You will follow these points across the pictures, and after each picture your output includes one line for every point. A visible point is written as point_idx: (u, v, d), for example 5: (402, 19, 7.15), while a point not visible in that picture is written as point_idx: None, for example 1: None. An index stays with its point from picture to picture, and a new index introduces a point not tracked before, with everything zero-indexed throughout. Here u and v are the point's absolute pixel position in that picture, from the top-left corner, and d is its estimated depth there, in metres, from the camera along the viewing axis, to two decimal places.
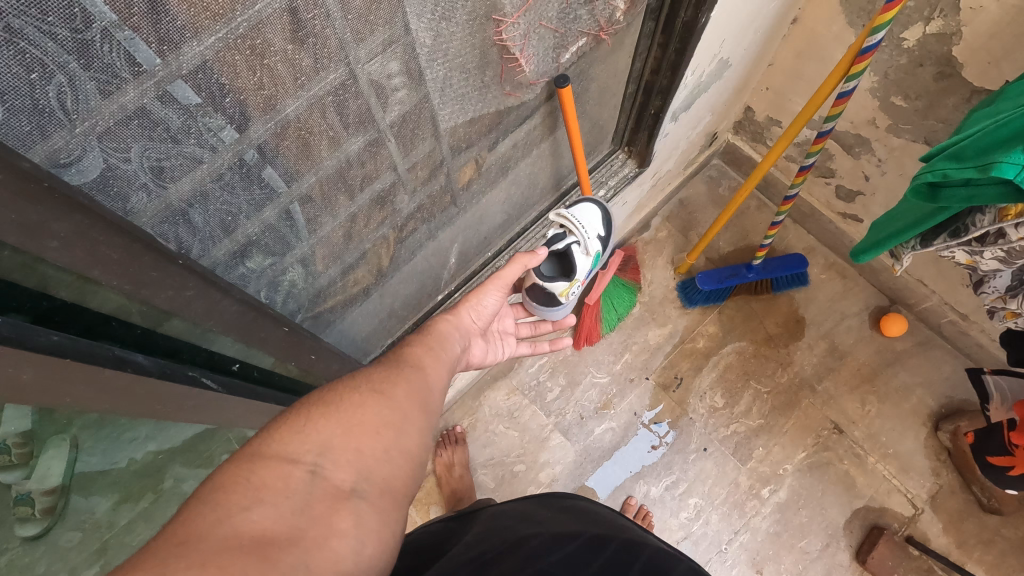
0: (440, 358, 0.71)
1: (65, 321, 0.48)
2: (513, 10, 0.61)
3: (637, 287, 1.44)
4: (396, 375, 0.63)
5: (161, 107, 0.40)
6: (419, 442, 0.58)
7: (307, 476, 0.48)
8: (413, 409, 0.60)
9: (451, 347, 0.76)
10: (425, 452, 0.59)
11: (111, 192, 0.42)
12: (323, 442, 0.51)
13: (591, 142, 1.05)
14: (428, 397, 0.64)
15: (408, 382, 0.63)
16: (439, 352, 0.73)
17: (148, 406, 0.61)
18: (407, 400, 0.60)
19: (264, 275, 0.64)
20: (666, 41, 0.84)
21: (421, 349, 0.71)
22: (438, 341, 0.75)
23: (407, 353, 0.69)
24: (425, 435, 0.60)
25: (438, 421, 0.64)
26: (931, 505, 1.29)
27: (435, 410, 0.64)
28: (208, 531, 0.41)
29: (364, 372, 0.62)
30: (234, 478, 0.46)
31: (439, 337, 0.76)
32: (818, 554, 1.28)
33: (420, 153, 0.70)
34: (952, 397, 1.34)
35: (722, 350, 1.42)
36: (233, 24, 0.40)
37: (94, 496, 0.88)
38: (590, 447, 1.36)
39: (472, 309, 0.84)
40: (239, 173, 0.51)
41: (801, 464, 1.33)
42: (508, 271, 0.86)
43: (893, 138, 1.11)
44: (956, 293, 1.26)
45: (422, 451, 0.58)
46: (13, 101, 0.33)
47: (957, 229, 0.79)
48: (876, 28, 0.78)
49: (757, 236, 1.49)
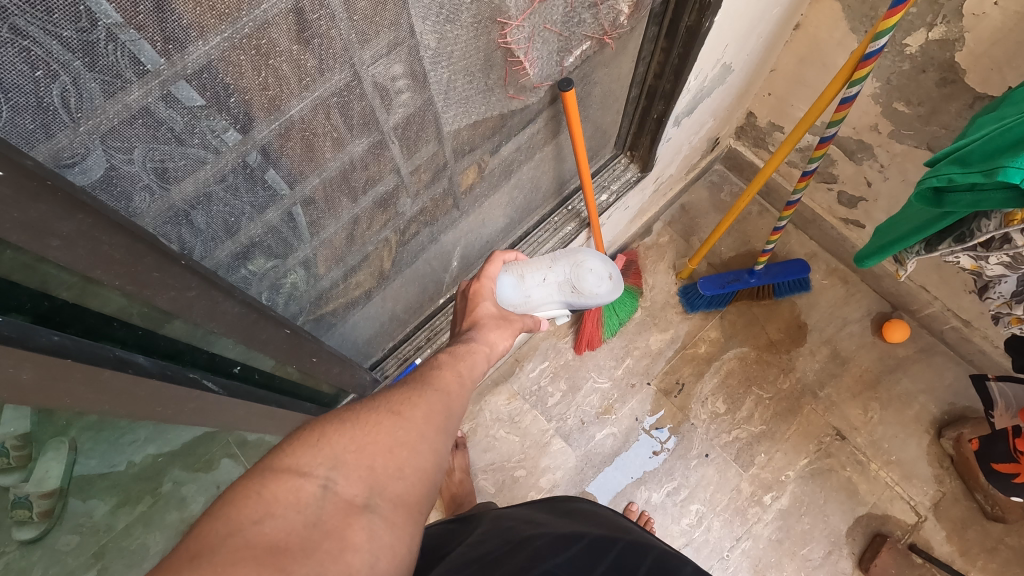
0: (464, 380, 0.68)
1: (65, 321, 0.47)
2: (519, 13, 0.61)
3: (638, 292, 1.41)
4: (415, 395, 0.60)
5: (164, 107, 0.40)
6: (436, 464, 0.56)
7: (319, 490, 0.47)
8: (431, 430, 0.57)
9: (476, 366, 0.73)
10: (443, 474, 0.56)
11: (114, 191, 0.42)
12: (335, 456, 0.50)
13: (593, 147, 1.05)
14: (448, 418, 0.61)
15: (427, 403, 0.60)
16: (464, 372, 0.69)
17: (148, 409, 0.60)
18: (424, 422, 0.57)
19: (265, 277, 0.64)
20: (669, 46, 0.85)
21: (449, 372, 0.67)
22: (466, 363, 0.71)
23: (430, 374, 0.66)
24: (443, 455, 0.57)
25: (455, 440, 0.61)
26: (934, 513, 1.28)
27: (453, 432, 0.61)
28: (219, 544, 0.41)
29: (381, 394, 0.60)
30: (246, 492, 0.45)
31: (464, 353, 0.73)
32: (820, 562, 1.27)
33: (423, 156, 0.70)
34: (954, 404, 1.34)
35: (723, 355, 1.42)
36: (238, 24, 0.39)
37: (92, 500, 0.87)
38: (591, 453, 1.36)
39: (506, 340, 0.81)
40: (243, 175, 0.51)
41: (802, 471, 1.33)
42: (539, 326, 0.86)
43: (896, 145, 1.11)
44: (959, 300, 1.26)
45: (438, 473, 0.56)
46: (16, 98, 0.33)
47: (963, 234, 0.79)
48: (879, 35, 0.78)
49: (760, 241, 1.49)
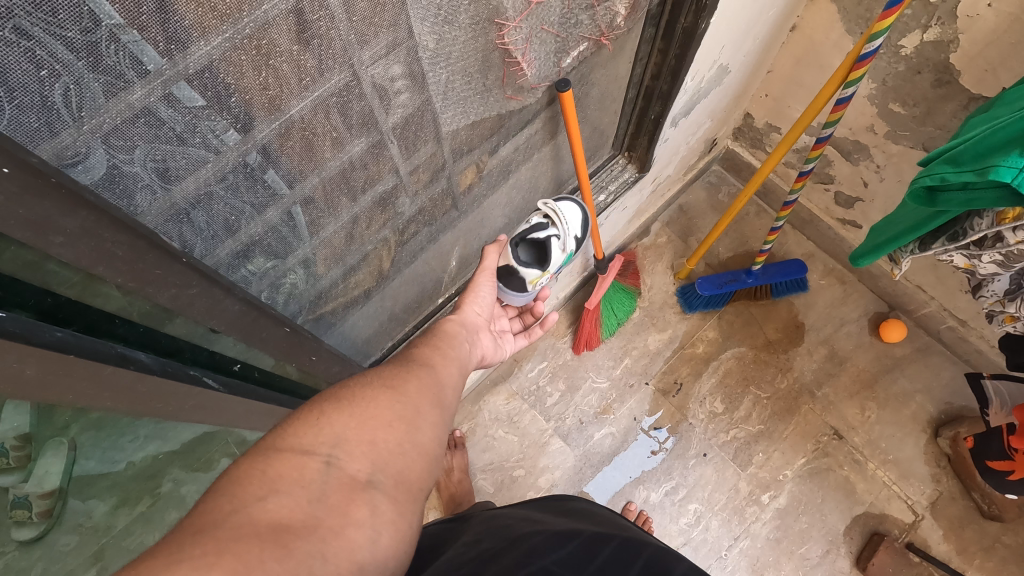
0: (450, 357, 0.71)
1: (69, 318, 0.48)
2: (515, 14, 0.62)
3: (637, 292, 1.43)
4: (406, 373, 0.62)
5: (166, 107, 0.41)
6: (433, 437, 0.57)
7: (323, 467, 0.48)
8: (426, 404, 0.59)
9: (461, 348, 0.76)
10: (440, 446, 0.58)
11: (117, 190, 0.43)
12: (337, 434, 0.51)
13: (592, 148, 1.06)
14: (440, 395, 0.63)
15: (419, 380, 0.62)
16: (448, 351, 0.73)
17: (149, 406, 0.61)
18: (419, 396, 0.59)
19: (265, 277, 0.65)
20: (666, 47, 0.85)
21: (430, 350, 0.71)
22: (447, 341, 0.75)
23: (416, 354, 0.69)
24: (439, 430, 0.59)
25: (451, 416, 0.63)
26: (931, 511, 1.29)
27: (448, 406, 0.63)
28: (223, 520, 0.40)
29: (372, 370, 0.61)
30: (250, 471, 0.45)
31: (447, 337, 0.76)
32: (818, 561, 1.27)
33: (421, 157, 0.70)
34: (951, 404, 1.34)
35: (722, 355, 1.42)
36: (239, 24, 0.40)
37: (92, 499, 0.88)
38: (590, 453, 1.36)
39: (472, 304, 0.86)
40: (243, 174, 0.51)
41: (800, 470, 1.33)
42: (489, 261, 0.88)
43: (892, 145, 1.12)
44: (955, 300, 1.26)
45: (435, 446, 0.57)
46: (22, 98, 0.33)
47: (956, 233, 0.80)
48: (873, 36, 0.79)
49: (757, 241, 1.50)
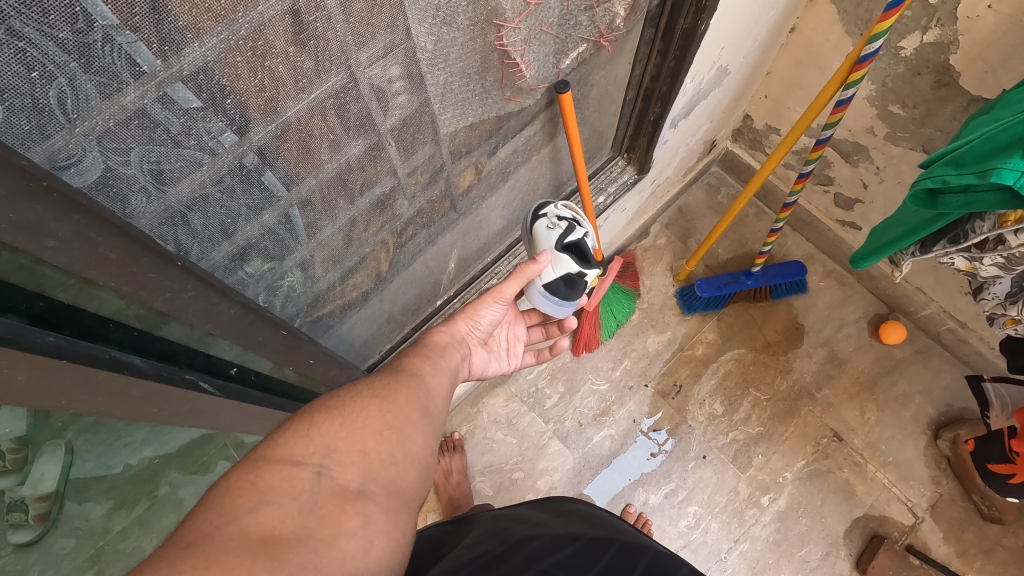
0: (439, 367, 0.71)
1: (61, 322, 0.48)
2: (514, 15, 0.62)
3: (637, 294, 1.42)
4: (396, 382, 0.62)
5: (161, 108, 0.40)
6: (424, 446, 0.57)
7: (314, 477, 0.47)
8: (416, 413, 0.59)
9: (450, 359, 0.76)
10: (432, 454, 0.58)
11: (111, 192, 0.42)
12: (328, 444, 0.50)
13: (591, 149, 1.05)
14: (428, 403, 0.63)
15: (409, 389, 0.62)
16: (438, 362, 0.72)
17: (145, 410, 0.60)
18: (409, 405, 0.59)
19: (262, 279, 0.64)
20: (665, 49, 0.85)
21: (419, 360, 0.71)
22: (436, 352, 0.75)
23: (405, 364, 0.69)
24: (430, 439, 0.59)
25: (441, 425, 0.63)
26: (931, 513, 1.28)
27: (437, 416, 0.62)
28: (212, 534, 0.40)
29: (364, 380, 0.61)
30: (240, 483, 0.45)
31: (437, 348, 0.76)
32: (818, 564, 1.27)
33: (420, 158, 0.70)
34: (951, 405, 1.34)
35: (721, 357, 1.42)
36: (234, 25, 0.40)
37: (89, 502, 0.87)
38: (589, 455, 1.36)
39: (467, 322, 0.82)
40: (239, 177, 0.51)
41: (800, 472, 1.33)
42: (506, 287, 0.83)
43: (892, 147, 1.11)
44: (956, 301, 1.26)
45: (428, 454, 0.57)
46: (13, 99, 0.33)
47: (957, 236, 0.80)
48: (874, 37, 0.78)
49: (757, 242, 1.50)
